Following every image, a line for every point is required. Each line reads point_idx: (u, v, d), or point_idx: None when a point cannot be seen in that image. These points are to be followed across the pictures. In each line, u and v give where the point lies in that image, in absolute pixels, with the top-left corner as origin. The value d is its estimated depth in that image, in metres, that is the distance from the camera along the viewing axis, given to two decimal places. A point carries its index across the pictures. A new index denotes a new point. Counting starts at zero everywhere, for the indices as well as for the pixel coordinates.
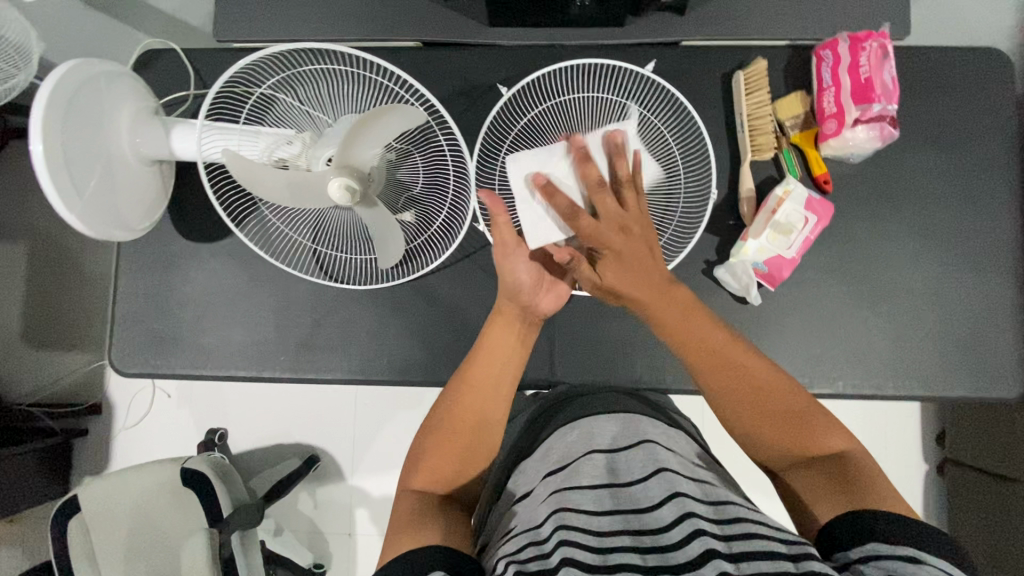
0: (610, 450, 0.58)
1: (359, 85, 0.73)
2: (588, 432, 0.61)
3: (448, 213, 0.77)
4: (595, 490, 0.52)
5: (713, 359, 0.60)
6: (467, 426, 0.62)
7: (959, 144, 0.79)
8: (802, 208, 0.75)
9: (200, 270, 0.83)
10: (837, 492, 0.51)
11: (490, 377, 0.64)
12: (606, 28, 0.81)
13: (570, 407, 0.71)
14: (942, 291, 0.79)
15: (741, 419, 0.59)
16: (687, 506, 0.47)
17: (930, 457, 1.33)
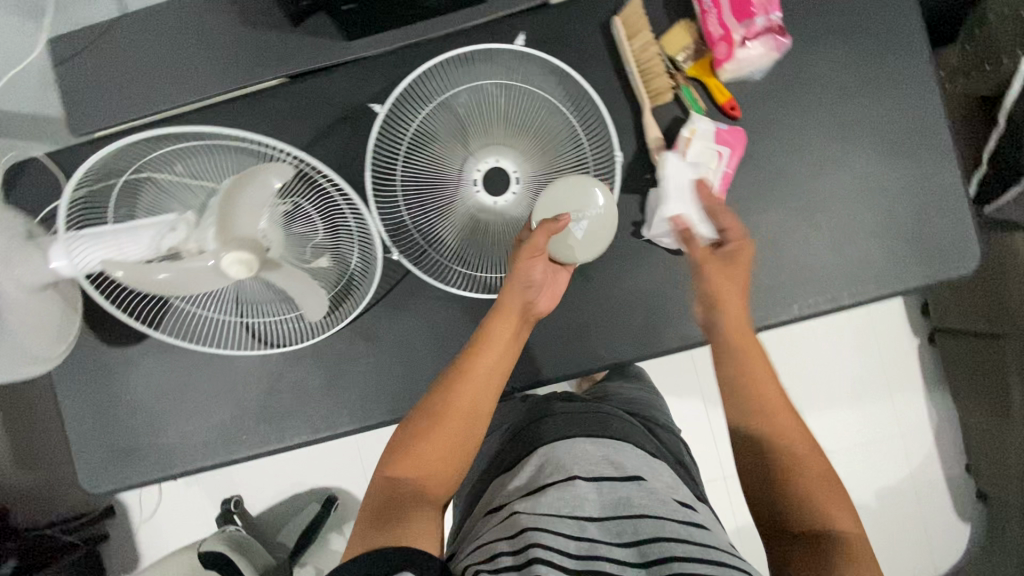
0: (594, 478, 0.61)
1: (219, 149, 0.68)
2: (569, 457, 0.65)
3: (361, 249, 0.74)
4: (579, 519, 0.57)
5: (765, 400, 0.62)
6: (459, 416, 0.65)
7: (859, 28, 0.74)
8: (713, 143, 0.72)
9: (137, 373, 0.80)
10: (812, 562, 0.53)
11: (490, 363, 0.67)
12: (469, 9, 0.76)
13: (539, 425, 0.75)
14: (878, 185, 0.75)
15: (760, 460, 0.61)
16: (669, 549, 0.51)
17: (919, 331, 1.34)
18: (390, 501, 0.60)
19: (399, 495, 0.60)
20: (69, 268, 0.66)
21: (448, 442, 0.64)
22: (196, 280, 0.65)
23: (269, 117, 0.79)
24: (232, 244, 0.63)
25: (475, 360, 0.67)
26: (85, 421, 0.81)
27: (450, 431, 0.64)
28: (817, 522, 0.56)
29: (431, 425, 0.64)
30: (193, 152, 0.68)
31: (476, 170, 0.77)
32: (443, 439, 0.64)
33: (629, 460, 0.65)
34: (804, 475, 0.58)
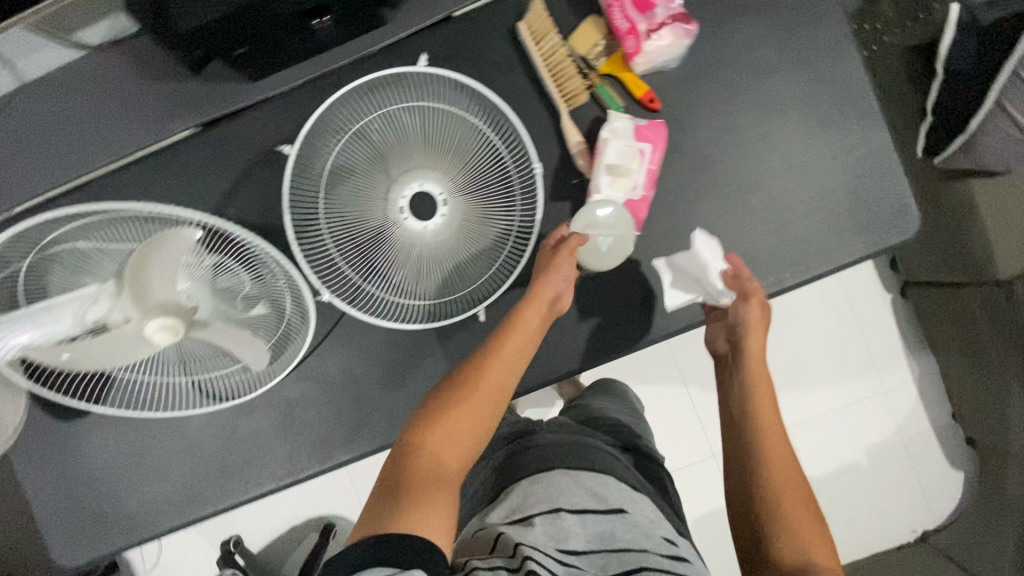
0: (577, 509, 0.65)
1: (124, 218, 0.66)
2: (553, 490, 0.68)
3: (292, 291, 0.73)
4: (569, 553, 0.61)
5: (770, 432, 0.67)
6: (485, 395, 0.65)
7: (771, 2, 0.72)
8: (633, 141, 0.70)
9: (92, 444, 0.80)
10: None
11: (515, 347, 0.67)
12: (371, 34, 0.74)
13: (523, 457, 0.76)
14: (811, 158, 0.73)
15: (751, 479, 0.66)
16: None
17: (891, 286, 1.33)
18: (407, 479, 0.60)
19: (415, 476, 0.60)
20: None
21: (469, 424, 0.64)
22: (125, 348, 0.64)
23: (186, 169, 0.77)
24: (156, 310, 0.62)
25: (503, 340, 0.67)
26: (47, 499, 0.80)
27: (472, 412, 0.64)
28: (801, 558, 0.59)
29: (459, 400, 0.64)
30: (104, 221, 0.66)
31: (401, 197, 0.75)
32: (465, 420, 0.64)
33: (610, 490, 0.68)
34: (795, 510, 0.63)
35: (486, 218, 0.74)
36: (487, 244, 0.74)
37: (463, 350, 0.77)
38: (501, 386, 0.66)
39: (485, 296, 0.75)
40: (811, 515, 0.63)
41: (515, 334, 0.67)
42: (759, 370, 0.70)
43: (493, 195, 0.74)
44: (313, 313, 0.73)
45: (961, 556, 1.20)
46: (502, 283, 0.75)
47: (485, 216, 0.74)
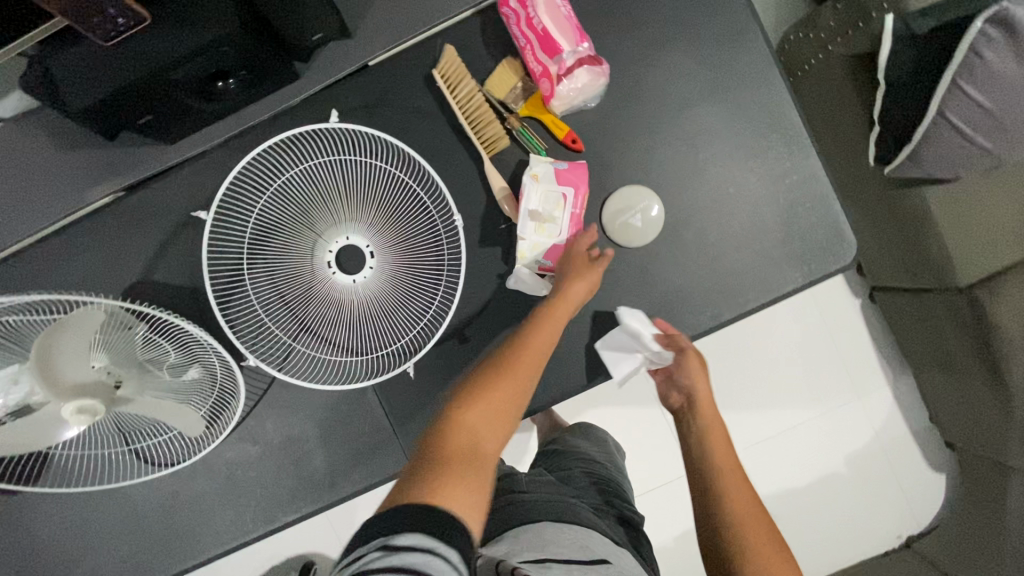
0: (566, 560, 0.63)
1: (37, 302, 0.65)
2: (542, 540, 0.66)
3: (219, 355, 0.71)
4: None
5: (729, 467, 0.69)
6: (519, 379, 0.62)
7: (689, 32, 0.70)
8: (555, 184, 0.70)
9: (31, 519, 0.78)
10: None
11: (543, 336, 0.65)
12: (285, 89, 0.73)
13: (505, 513, 0.75)
14: (741, 189, 0.72)
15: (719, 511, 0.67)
16: None
17: (859, 291, 1.31)
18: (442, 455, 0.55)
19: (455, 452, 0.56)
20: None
21: (504, 402, 0.61)
22: (42, 431, 0.64)
23: (111, 236, 0.76)
24: (66, 391, 0.61)
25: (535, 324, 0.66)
26: None
27: (505, 395, 0.61)
28: None
29: (496, 380, 0.62)
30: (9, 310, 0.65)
31: (327, 252, 0.73)
32: (501, 400, 0.61)
33: (595, 544, 0.68)
34: (765, 549, 0.63)
35: (414, 267, 0.72)
36: (416, 295, 0.72)
37: (401, 403, 0.76)
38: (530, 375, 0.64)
39: (419, 348, 0.73)
40: (780, 555, 0.63)
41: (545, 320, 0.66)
42: (716, 422, 0.73)
43: (420, 245, 0.72)
44: (240, 381, 0.71)
45: (940, 560, 1.16)
46: (435, 333, 0.72)
47: (413, 267, 0.72)
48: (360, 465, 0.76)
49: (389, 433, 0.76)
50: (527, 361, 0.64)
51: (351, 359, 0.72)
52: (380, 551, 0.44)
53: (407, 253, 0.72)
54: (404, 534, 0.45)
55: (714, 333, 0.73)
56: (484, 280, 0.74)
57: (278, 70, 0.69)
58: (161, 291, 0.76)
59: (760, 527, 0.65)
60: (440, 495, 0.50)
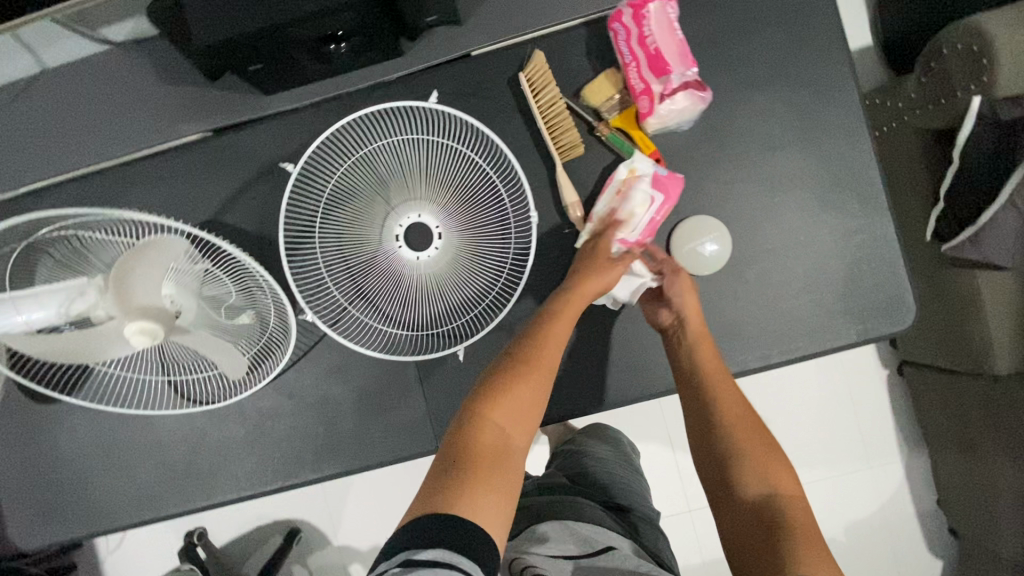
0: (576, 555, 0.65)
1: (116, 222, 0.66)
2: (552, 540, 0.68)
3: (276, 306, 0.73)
4: None
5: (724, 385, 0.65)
6: (538, 373, 0.61)
7: (787, 77, 0.72)
8: (648, 187, 0.69)
9: (61, 431, 0.80)
10: (770, 529, 0.56)
11: (561, 331, 0.65)
12: (386, 63, 0.75)
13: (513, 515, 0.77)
14: (810, 238, 0.73)
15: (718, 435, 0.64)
16: None
17: (888, 361, 1.30)
18: (468, 453, 0.55)
19: (480, 450, 0.56)
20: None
21: (531, 398, 0.60)
22: (101, 345, 0.65)
23: (192, 172, 0.78)
24: (134, 311, 0.61)
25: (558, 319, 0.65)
26: (11, 479, 0.81)
27: (524, 391, 0.60)
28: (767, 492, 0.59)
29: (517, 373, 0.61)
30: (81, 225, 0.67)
31: (397, 224, 0.74)
32: (522, 396, 0.60)
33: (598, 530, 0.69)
34: (758, 453, 0.62)
35: (479, 258, 0.73)
36: (475, 284, 0.74)
37: (438, 386, 0.77)
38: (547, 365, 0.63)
39: (467, 335, 0.75)
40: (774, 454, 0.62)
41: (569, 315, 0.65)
42: (698, 330, 0.69)
43: (489, 238, 0.74)
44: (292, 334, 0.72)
45: None
46: (487, 324, 0.75)
47: (479, 257, 0.73)
48: (387, 439, 0.77)
49: (421, 412, 0.77)
50: (549, 357, 0.63)
51: (403, 333, 0.74)
52: (403, 564, 0.47)
53: (476, 240, 0.74)
54: (424, 550, 0.48)
55: (759, 373, 0.74)
56: (542, 281, 0.76)
57: (386, 44, 0.71)
58: (229, 234, 0.78)
59: (751, 433, 0.64)
60: (466, 510, 0.51)
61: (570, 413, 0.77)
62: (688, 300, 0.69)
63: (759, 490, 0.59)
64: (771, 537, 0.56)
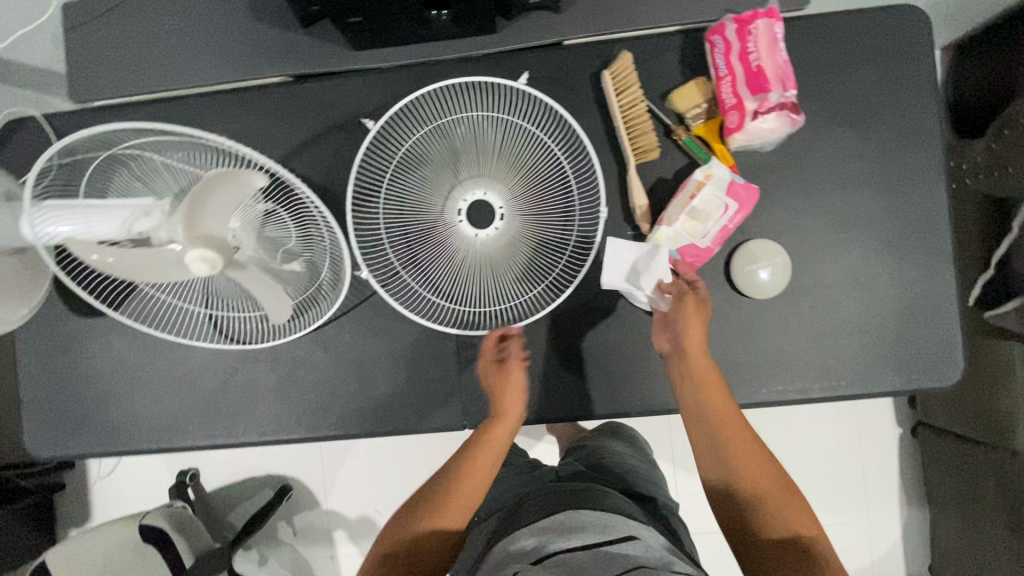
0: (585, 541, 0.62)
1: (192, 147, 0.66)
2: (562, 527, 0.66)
3: (333, 261, 0.74)
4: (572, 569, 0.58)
5: (730, 425, 0.65)
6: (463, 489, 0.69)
7: (874, 118, 0.72)
8: (723, 193, 0.69)
9: (95, 346, 0.80)
10: (796, 565, 0.59)
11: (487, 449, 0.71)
12: (480, 38, 0.75)
13: (528, 500, 0.75)
14: (869, 281, 0.73)
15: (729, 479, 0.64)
16: None
17: (903, 421, 1.29)
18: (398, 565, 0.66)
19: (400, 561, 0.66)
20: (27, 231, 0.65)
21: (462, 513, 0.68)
22: (157, 268, 0.65)
23: (266, 112, 0.78)
24: (197, 240, 0.62)
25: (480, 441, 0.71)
26: (36, 385, 0.81)
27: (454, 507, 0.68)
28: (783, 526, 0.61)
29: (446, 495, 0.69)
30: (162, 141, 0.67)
31: (461, 199, 0.75)
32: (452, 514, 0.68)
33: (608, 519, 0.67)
34: (766, 488, 0.63)
35: (539, 247, 0.74)
36: (531, 271, 0.74)
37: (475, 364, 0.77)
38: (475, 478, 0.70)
39: (513, 319, 0.76)
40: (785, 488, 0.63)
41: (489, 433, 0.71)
42: (704, 369, 0.66)
43: (552, 228, 0.74)
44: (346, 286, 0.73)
45: None
46: (535, 311, 0.75)
47: (539, 245, 0.74)
48: (416, 408, 0.77)
49: (453, 387, 0.77)
50: (473, 474, 0.69)
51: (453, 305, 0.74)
52: None
53: (540, 227, 0.74)
54: None
55: (795, 405, 0.74)
56: (596, 278, 0.76)
57: (485, 18, 0.71)
58: None
59: (756, 468, 0.64)
60: None
61: (600, 413, 0.77)
62: (696, 338, 0.66)
63: (780, 530, 0.61)
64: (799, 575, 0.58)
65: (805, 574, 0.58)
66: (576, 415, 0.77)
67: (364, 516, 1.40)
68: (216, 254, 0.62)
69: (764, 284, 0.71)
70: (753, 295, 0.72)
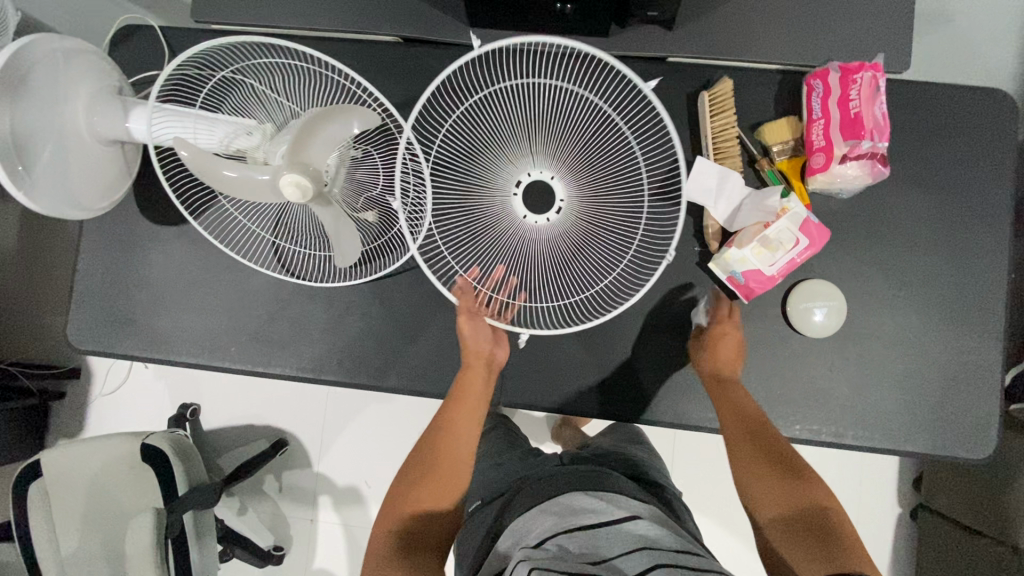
0: (591, 525, 0.60)
1: (310, 81, 0.70)
2: (570, 508, 0.64)
3: (407, 220, 0.75)
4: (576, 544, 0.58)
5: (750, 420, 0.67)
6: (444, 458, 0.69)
7: (951, 188, 0.74)
8: (796, 228, 0.71)
9: (159, 253, 0.82)
10: (811, 541, 0.57)
11: (460, 418, 0.72)
12: (590, 38, 0.78)
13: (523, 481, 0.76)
14: (917, 341, 0.74)
15: (749, 467, 0.64)
16: (657, 558, 0.55)
17: (904, 501, 1.28)
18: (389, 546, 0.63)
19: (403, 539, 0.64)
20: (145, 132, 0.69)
21: (441, 483, 0.67)
22: (245, 186, 0.66)
23: (372, 68, 0.81)
24: (297, 165, 0.64)
25: (451, 414, 0.72)
26: (92, 279, 0.82)
27: (437, 475, 0.68)
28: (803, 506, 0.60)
29: (423, 472, 0.68)
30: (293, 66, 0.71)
31: (525, 173, 0.74)
32: (436, 481, 0.67)
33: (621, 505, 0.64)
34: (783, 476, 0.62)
35: (587, 254, 0.74)
36: (594, 267, 0.75)
37: (522, 346, 0.79)
38: (454, 451, 0.70)
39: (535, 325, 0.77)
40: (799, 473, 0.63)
41: (460, 407, 0.72)
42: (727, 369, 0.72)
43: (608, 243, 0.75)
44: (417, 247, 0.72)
45: None
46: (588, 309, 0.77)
47: (607, 244, 0.75)
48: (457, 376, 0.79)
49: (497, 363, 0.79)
50: (456, 442, 0.71)
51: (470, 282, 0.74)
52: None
53: (614, 225, 0.75)
54: None
55: (823, 447, 0.76)
56: (655, 286, 0.77)
57: (603, 22, 0.74)
58: None
59: (776, 457, 0.64)
60: None
61: (633, 417, 0.78)
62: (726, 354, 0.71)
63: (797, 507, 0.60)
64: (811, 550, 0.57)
65: (816, 546, 0.57)
66: (608, 413, 0.79)
67: (352, 487, 1.39)
68: (310, 180, 0.63)
69: (816, 325, 0.73)
70: (802, 332, 0.74)
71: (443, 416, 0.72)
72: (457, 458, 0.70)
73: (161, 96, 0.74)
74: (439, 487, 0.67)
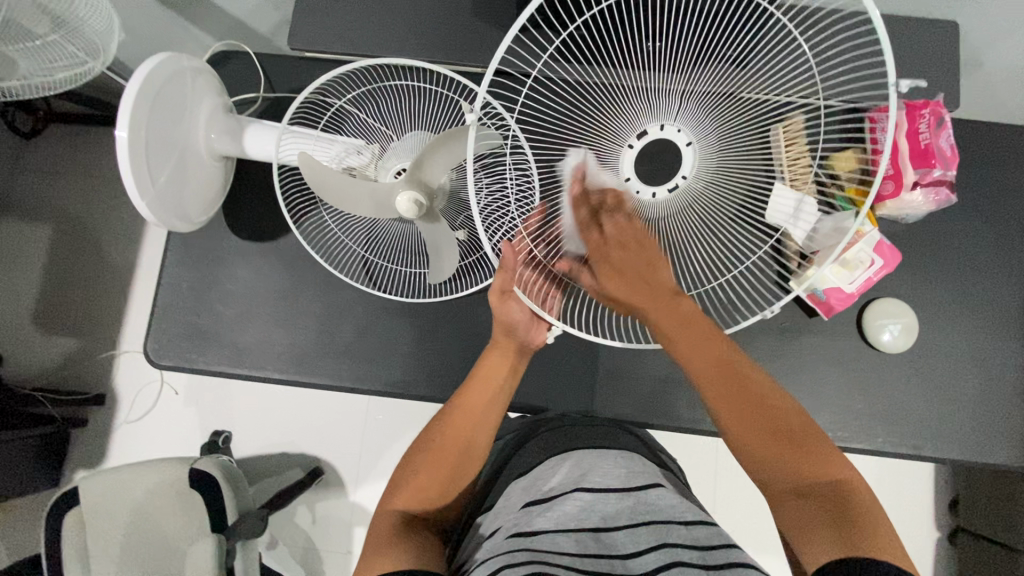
0: (599, 489, 0.57)
1: (435, 104, 0.76)
2: (582, 469, 0.60)
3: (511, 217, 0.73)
4: (579, 531, 0.53)
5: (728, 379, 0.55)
6: (454, 440, 0.63)
7: (1006, 214, 0.81)
8: (871, 249, 0.75)
9: (247, 269, 0.82)
10: (824, 519, 0.50)
11: (482, 399, 0.66)
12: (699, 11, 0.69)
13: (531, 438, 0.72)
14: (986, 356, 0.79)
15: (740, 434, 0.55)
16: (674, 554, 0.49)
17: (942, 524, 1.27)
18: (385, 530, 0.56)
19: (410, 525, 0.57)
20: (268, 151, 0.74)
21: (445, 464, 0.62)
22: (352, 200, 0.70)
23: None
24: (415, 184, 0.68)
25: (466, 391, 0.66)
26: (177, 294, 0.82)
27: (446, 455, 0.62)
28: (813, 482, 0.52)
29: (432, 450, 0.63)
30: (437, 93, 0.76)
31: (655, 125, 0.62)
32: (443, 463, 0.62)
33: (640, 470, 0.61)
34: (774, 449, 0.53)
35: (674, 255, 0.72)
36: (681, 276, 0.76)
37: (608, 361, 0.82)
38: (472, 432, 0.64)
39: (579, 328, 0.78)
40: (800, 441, 0.53)
41: (481, 387, 0.67)
42: (651, 296, 0.58)
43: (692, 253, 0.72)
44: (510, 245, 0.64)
45: None
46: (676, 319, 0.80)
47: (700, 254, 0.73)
48: (549, 389, 0.82)
49: (587, 378, 0.82)
50: (480, 427, 0.65)
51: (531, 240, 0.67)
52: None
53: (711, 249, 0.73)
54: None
55: (897, 458, 0.80)
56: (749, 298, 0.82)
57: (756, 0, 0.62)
58: None
59: (749, 413, 0.54)
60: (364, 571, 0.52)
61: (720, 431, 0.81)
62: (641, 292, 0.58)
63: (791, 482, 0.52)
64: (820, 526, 0.50)
65: (832, 530, 0.49)
66: (695, 426, 0.81)
67: None
68: (426, 197, 0.66)
69: (886, 342, 0.77)
70: (873, 348, 0.79)
71: (460, 398, 0.66)
72: (472, 441, 0.64)
73: (293, 119, 0.82)
74: (432, 477, 0.61)
